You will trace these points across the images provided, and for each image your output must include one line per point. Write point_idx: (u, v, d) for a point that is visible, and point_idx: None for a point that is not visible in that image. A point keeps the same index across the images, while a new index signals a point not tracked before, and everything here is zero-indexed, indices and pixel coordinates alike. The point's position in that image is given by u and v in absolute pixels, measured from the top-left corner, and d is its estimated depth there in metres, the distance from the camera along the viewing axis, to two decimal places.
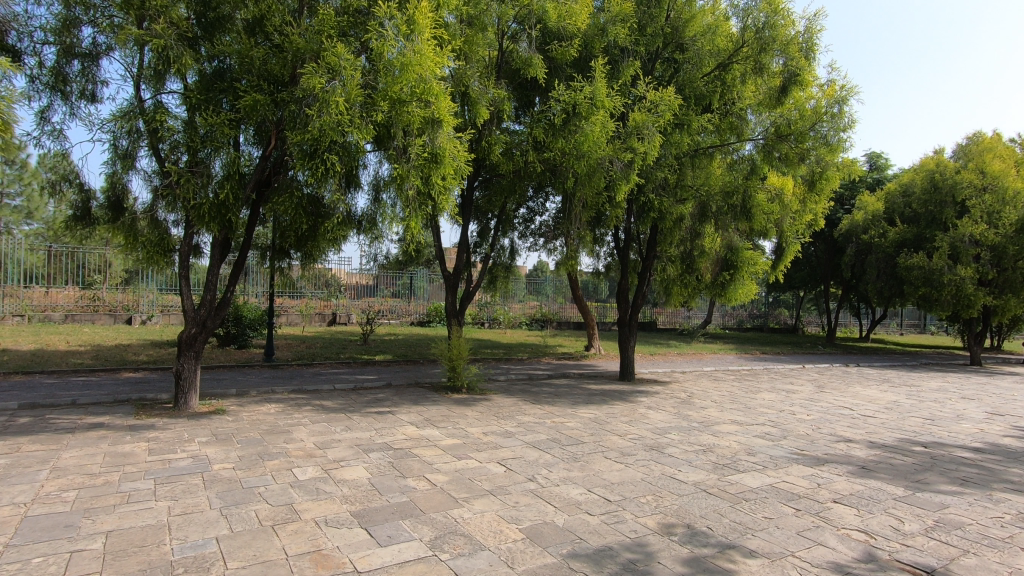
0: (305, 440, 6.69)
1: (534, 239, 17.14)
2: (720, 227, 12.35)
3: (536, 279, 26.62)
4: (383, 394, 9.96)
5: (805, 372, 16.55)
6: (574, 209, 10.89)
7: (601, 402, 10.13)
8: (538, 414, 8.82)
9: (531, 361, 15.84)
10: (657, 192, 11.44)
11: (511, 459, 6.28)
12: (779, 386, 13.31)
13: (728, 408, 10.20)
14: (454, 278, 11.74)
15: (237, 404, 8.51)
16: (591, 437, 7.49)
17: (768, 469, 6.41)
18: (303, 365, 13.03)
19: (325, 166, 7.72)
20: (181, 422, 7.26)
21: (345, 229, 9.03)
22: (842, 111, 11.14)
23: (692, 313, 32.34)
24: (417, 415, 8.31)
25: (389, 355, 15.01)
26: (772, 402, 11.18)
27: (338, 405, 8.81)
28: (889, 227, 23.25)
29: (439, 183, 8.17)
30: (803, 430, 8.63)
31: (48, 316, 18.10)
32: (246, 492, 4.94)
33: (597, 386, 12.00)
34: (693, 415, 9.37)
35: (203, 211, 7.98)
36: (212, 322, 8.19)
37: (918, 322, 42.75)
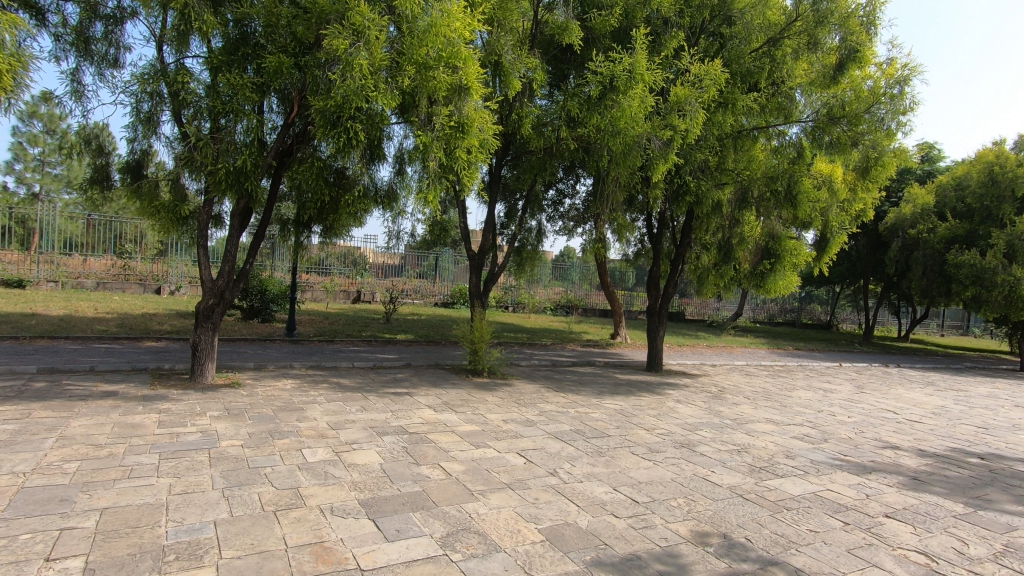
0: (318, 419, 6.44)
1: (563, 222, 16.64)
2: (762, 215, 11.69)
3: (562, 264, 26.13)
4: (402, 375, 9.69)
5: (843, 370, 15.78)
6: (607, 189, 10.35)
7: (627, 393, 9.70)
8: (561, 403, 8.44)
9: (554, 347, 15.45)
10: (695, 175, 10.83)
11: (532, 451, 5.92)
12: (815, 385, 12.65)
13: (763, 406, 9.65)
14: (479, 258, 11.34)
15: (254, 378, 8.35)
16: (616, 430, 7.07)
17: (810, 475, 5.90)
18: (324, 342, 12.90)
19: (346, 134, 7.38)
20: (194, 395, 7.10)
21: (366, 203, 8.72)
22: (903, 92, 10.35)
23: (722, 305, 31.44)
24: (435, 398, 8.02)
25: (411, 335, 14.79)
26: (809, 401, 10.57)
27: (355, 384, 8.59)
28: (940, 222, 22.02)
29: (463, 155, 7.79)
30: (845, 433, 8.05)
31: (81, 282, 18.38)
32: (251, 472, 4.68)
33: (623, 375, 11.56)
34: (725, 412, 8.86)
35: (221, 178, 7.72)
36: (230, 295, 7.98)
37: (960, 324, 40.96)
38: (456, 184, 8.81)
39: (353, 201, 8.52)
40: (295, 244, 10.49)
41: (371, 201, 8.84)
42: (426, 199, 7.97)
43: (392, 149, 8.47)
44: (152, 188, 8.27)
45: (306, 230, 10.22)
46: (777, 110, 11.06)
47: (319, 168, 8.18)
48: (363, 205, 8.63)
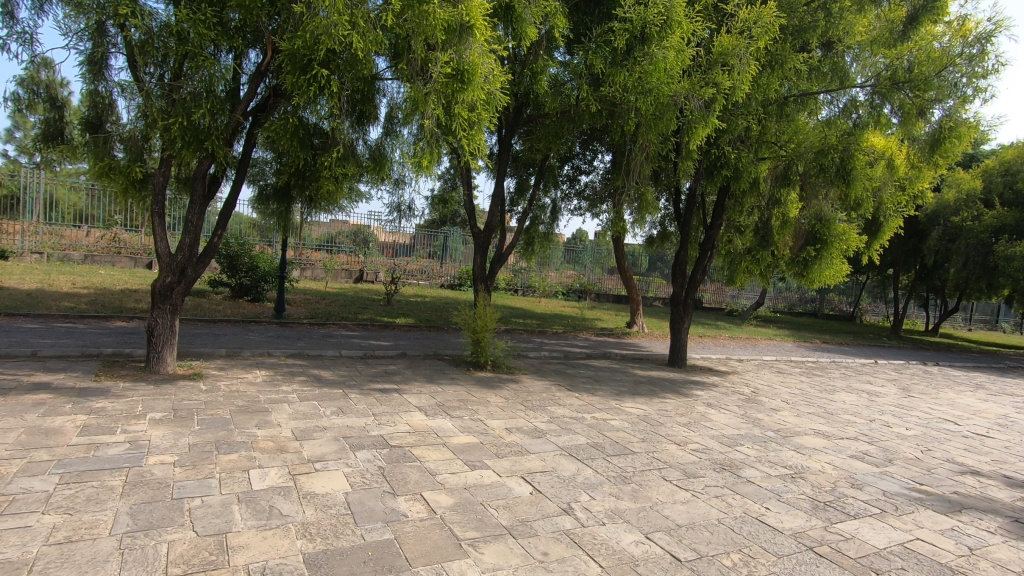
0: (282, 425, 5.32)
1: (579, 201, 15.33)
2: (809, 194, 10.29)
3: (574, 247, 24.81)
4: (395, 367, 8.54)
5: (881, 369, 14.46)
6: (633, 160, 9.06)
7: (650, 394, 8.51)
8: (574, 405, 7.28)
9: (567, 336, 14.26)
10: (733, 145, 9.50)
11: (539, 474, 4.76)
12: (857, 386, 11.36)
13: (806, 412, 8.41)
14: (485, 236, 10.08)
15: (221, 369, 7.25)
16: (642, 446, 5.88)
17: (890, 516, 4.67)
18: (315, 325, 11.84)
19: (318, 79, 6.14)
20: (143, 388, 6.02)
21: (351, 169, 7.21)
22: (984, 52, 8.95)
23: (743, 293, 30.02)
24: (429, 397, 6.89)
25: (412, 319, 13.69)
26: (855, 407, 9.29)
27: (338, 379, 7.47)
28: (986, 210, 20.34)
29: (462, 111, 6.58)
30: (911, 452, 6.79)
31: (68, 254, 17.47)
32: (171, 507, 3.56)
33: (643, 371, 10.37)
34: (765, 420, 7.65)
35: (176, 133, 6.47)
36: (191, 272, 6.85)
37: (990, 318, 39.14)
38: (458, 148, 7.64)
39: (331, 166, 7.02)
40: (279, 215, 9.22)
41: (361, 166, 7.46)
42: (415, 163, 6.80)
43: (386, 104, 7.23)
44: (106, 144, 6.97)
45: (288, 199, 8.95)
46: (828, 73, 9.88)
47: (293, 124, 6.88)
48: (347, 171, 7.04)
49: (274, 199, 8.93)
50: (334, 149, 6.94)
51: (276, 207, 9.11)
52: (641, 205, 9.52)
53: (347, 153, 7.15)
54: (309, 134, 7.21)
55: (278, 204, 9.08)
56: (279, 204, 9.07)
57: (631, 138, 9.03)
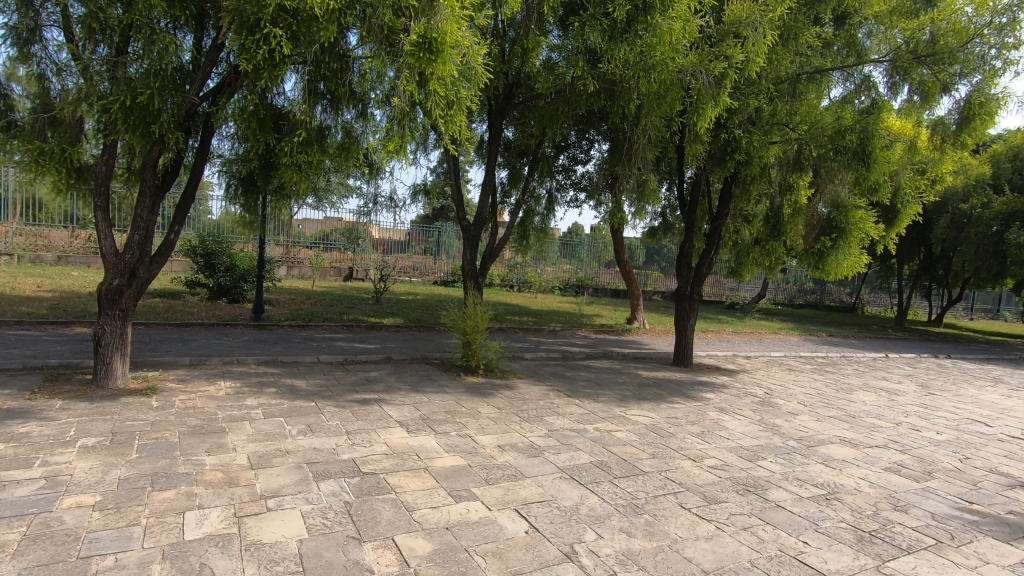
0: (238, 450, 4.59)
1: (575, 193, 14.63)
2: (825, 178, 9.57)
3: (570, 240, 24.08)
4: (377, 373, 7.81)
5: (894, 364, 13.80)
6: (636, 143, 8.29)
7: (656, 398, 7.82)
8: (574, 414, 6.58)
9: (565, 334, 13.55)
10: (743, 126, 8.80)
11: (536, 506, 4.05)
12: (874, 384, 10.69)
13: (826, 416, 7.73)
14: (474, 229, 9.32)
15: (181, 381, 6.50)
16: (653, 464, 5.17)
17: (948, 549, 3.98)
18: (296, 327, 11.10)
19: (278, 49, 5.60)
20: (84, 406, 5.28)
21: (317, 155, 6.49)
22: (1016, 20, 8.24)
23: (742, 286, 29.36)
24: (412, 409, 6.17)
25: (401, 318, 12.97)
26: (877, 408, 8.63)
27: (312, 389, 6.73)
28: (995, 196, 19.72)
29: (437, 87, 6.08)
30: (950, 462, 6.11)
31: (40, 256, 16.57)
32: (73, 571, 2.83)
33: (648, 372, 9.67)
34: (784, 427, 6.97)
35: (117, 115, 5.69)
36: (143, 273, 6.13)
37: (990, 308, 38.64)
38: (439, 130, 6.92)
39: (291, 151, 6.34)
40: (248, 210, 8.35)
41: (328, 153, 6.72)
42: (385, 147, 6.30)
43: (356, 79, 6.42)
44: (39, 127, 6.08)
45: (255, 190, 8.15)
46: (840, 48, 9.28)
47: (254, 109, 6.22)
48: (311, 158, 6.35)
49: (241, 192, 8.11)
50: (296, 133, 6.27)
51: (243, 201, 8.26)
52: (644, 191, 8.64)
53: (312, 137, 6.43)
54: (268, 119, 6.45)
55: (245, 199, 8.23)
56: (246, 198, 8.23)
57: (635, 120, 8.27)
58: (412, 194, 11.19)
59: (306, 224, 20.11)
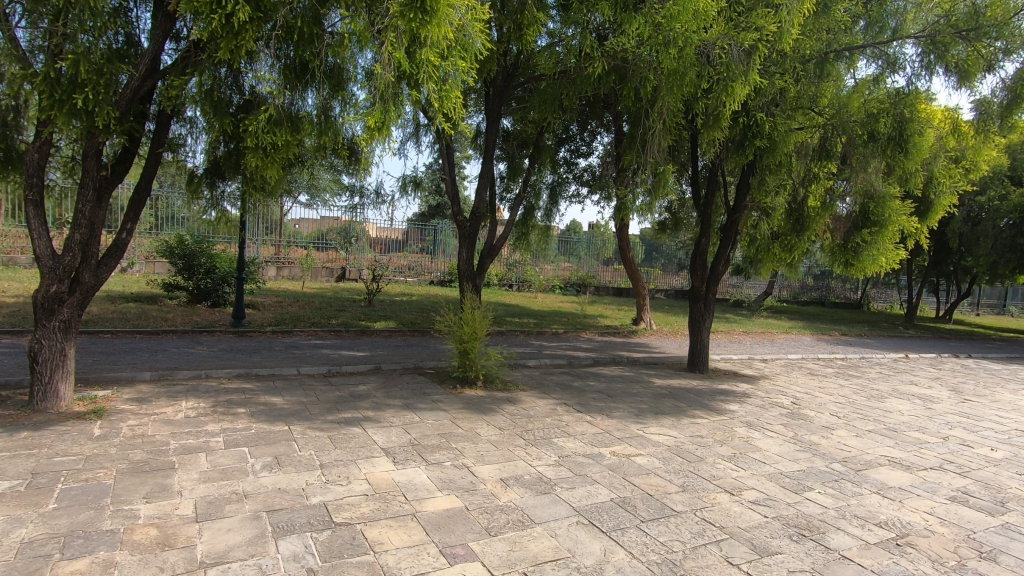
0: (184, 494, 3.76)
1: (578, 188, 13.82)
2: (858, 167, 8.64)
3: (570, 237, 23.28)
4: (364, 386, 6.99)
5: (917, 366, 13.02)
6: (652, 128, 7.43)
7: (676, 412, 7.01)
8: (587, 435, 5.77)
9: (569, 337, 12.73)
10: (767, 109, 8.03)
11: (550, 568, 3.23)
12: (904, 390, 9.90)
13: (865, 430, 6.94)
14: (471, 225, 8.49)
15: (136, 401, 5.66)
16: (685, 500, 4.35)
17: None
18: (280, 333, 10.27)
19: (242, 19, 5.03)
20: (7, 439, 4.44)
21: (288, 141, 5.80)
22: None
23: (746, 282, 28.60)
24: (400, 432, 5.35)
25: (393, 322, 12.14)
26: (917, 418, 7.84)
27: (287, 406, 5.90)
28: (1013, 188, 18.96)
29: (430, 54, 5.59)
30: (1020, 487, 5.32)
31: (14, 258, 15.64)
32: None
33: (662, 380, 8.85)
34: (823, 445, 6.17)
35: (42, 87, 4.90)
36: (88, 278, 5.31)
37: (996, 303, 37.96)
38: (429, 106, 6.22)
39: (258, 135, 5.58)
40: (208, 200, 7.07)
41: (296, 138, 5.89)
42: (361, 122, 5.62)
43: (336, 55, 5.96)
44: None
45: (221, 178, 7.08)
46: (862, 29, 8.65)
47: (216, 92, 5.69)
48: (279, 141, 5.62)
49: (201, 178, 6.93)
50: (260, 112, 5.56)
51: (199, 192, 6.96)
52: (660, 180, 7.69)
53: (282, 116, 5.75)
54: (222, 100, 5.79)
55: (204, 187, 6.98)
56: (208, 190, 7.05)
57: (649, 99, 7.45)
58: (402, 187, 10.35)
59: (302, 223, 19.35)
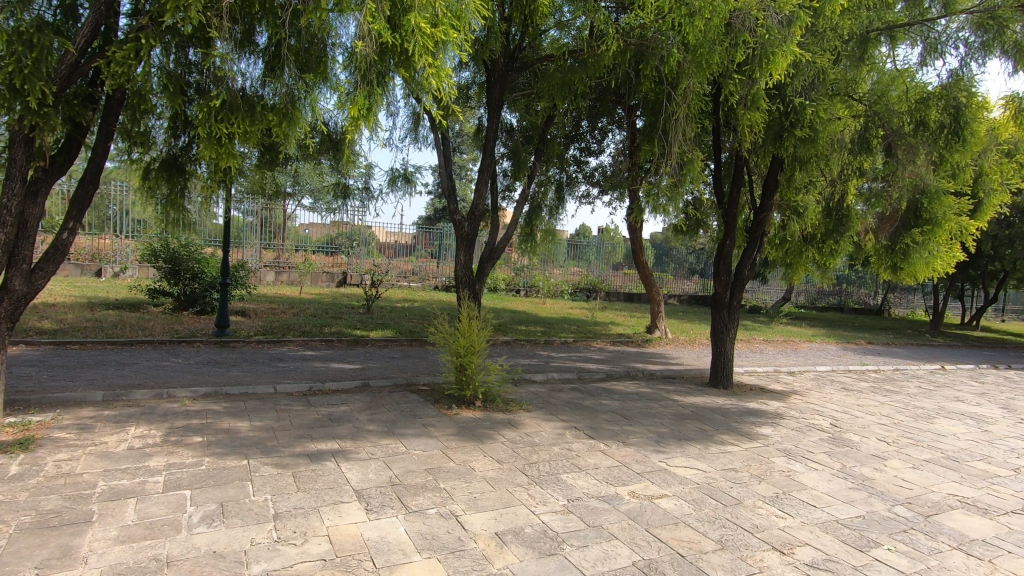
0: (89, 563, 2.96)
1: (589, 189, 13.03)
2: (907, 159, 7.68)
3: (579, 241, 22.43)
4: (346, 407, 6.17)
5: (958, 379, 11.99)
6: (675, 114, 6.62)
7: (703, 438, 6.12)
8: (601, 470, 4.90)
9: (578, 346, 11.86)
10: (804, 93, 7.24)
11: None
12: (953, 408, 8.91)
13: (924, 460, 5.99)
14: (470, 227, 7.66)
15: (76, 427, 4.88)
16: (726, 564, 3.47)
17: None
18: (266, 343, 9.50)
19: None
20: None
21: (248, 129, 5.28)
22: None
23: (763, 287, 27.57)
24: (380, 468, 4.51)
25: (391, 331, 11.35)
26: (977, 443, 6.88)
27: (253, 433, 5.10)
28: None
29: (418, 18, 4.77)
30: None
31: None
32: None
33: (683, 398, 7.95)
34: (879, 481, 5.25)
35: None
36: (18, 285, 4.67)
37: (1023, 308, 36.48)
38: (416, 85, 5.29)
39: (208, 121, 5.12)
40: (167, 200, 6.23)
41: (258, 124, 5.35)
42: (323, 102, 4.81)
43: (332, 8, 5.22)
44: None
45: (178, 173, 6.22)
46: (904, 8, 7.75)
47: (171, 72, 5.14)
48: (235, 130, 5.14)
49: (158, 174, 6.11)
50: (212, 98, 5.06)
51: (157, 189, 6.15)
52: (692, 171, 6.75)
53: (238, 101, 5.25)
54: (184, 82, 5.30)
55: (163, 183, 6.19)
56: (166, 187, 6.21)
57: (672, 81, 6.66)
58: (392, 181, 9.54)
59: (311, 227, 19.05)
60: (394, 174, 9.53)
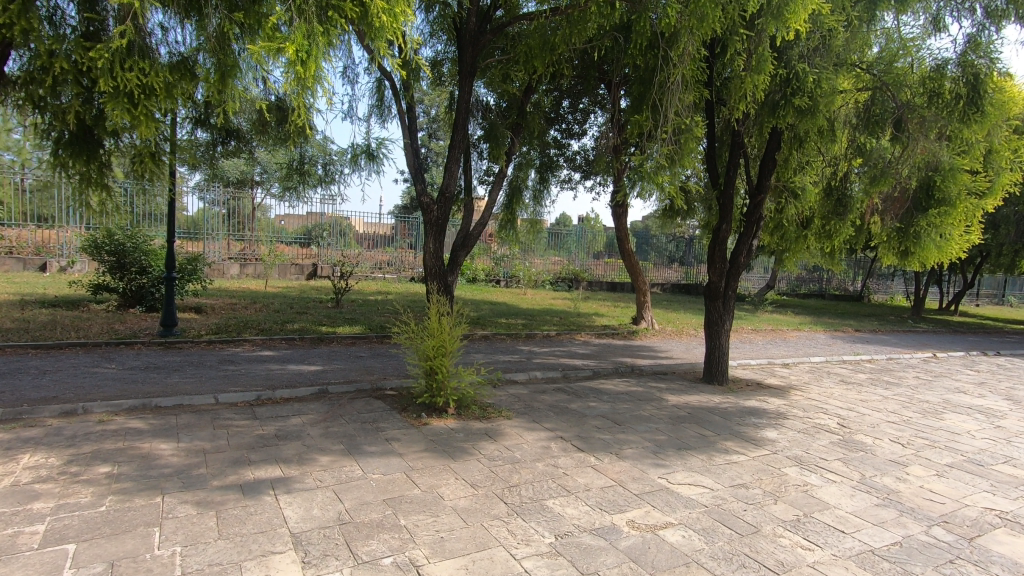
0: None
1: (570, 174, 12.28)
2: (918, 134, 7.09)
3: (560, 230, 21.69)
4: (297, 420, 5.33)
5: (953, 368, 11.57)
6: (673, 80, 5.95)
7: (705, 446, 5.43)
8: (593, 493, 4.17)
9: (562, 340, 11.13)
10: (809, 59, 6.59)
11: None
12: (959, 402, 8.40)
13: (947, 466, 5.40)
14: (441, 211, 6.84)
15: None
16: None
17: None
18: (218, 344, 8.57)
19: None
20: None
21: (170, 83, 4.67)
22: None
23: (745, 274, 27.23)
24: (326, 502, 3.70)
25: (360, 327, 10.48)
26: (996, 443, 6.33)
27: (178, 458, 4.26)
28: None
29: None
30: None
31: None
32: None
33: (678, 397, 7.28)
34: (906, 495, 4.62)
35: None
36: None
37: (997, 292, 36.89)
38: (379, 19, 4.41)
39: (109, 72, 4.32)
40: (84, 180, 5.31)
41: (181, 82, 4.82)
42: (264, 46, 4.14)
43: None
44: None
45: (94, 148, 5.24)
46: None
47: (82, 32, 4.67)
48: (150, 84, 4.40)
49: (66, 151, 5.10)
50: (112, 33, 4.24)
51: (69, 169, 5.21)
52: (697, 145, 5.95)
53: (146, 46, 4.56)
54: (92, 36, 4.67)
55: (72, 160, 5.15)
56: (82, 166, 5.22)
57: (669, 39, 6.10)
58: (352, 160, 8.65)
59: (288, 218, 18.09)
60: (354, 152, 8.64)
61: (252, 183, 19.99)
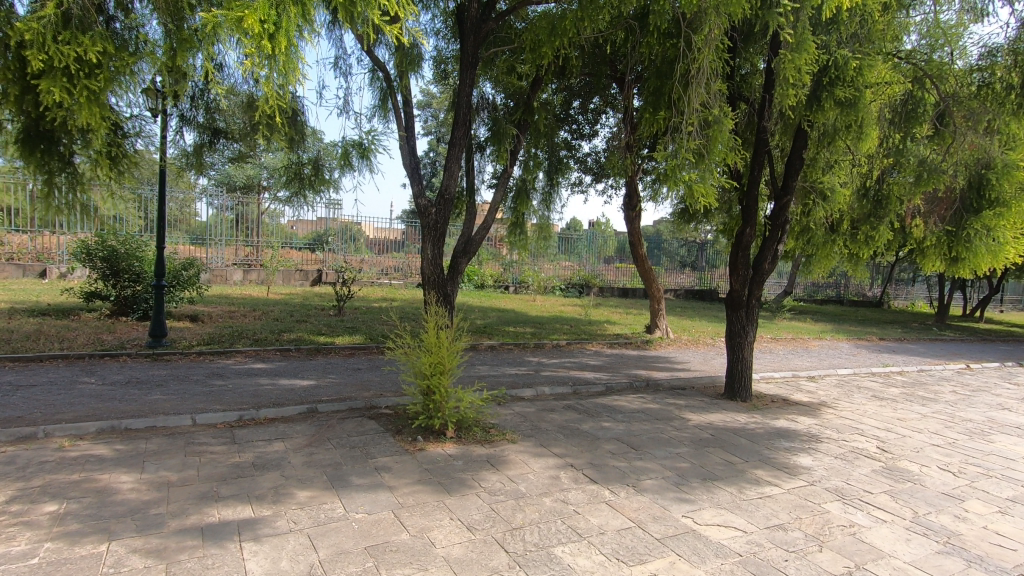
0: None
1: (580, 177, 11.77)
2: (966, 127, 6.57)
3: (569, 234, 21.11)
4: (279, 445, 4.82)
5: (991, 381, 10.84)
6: (700, 65, 5.43)
7: (734, 476, 4.83)
8: (608, 538, 3.60)
9: (572, 351, 10.57)
10: (847, 45, 6.07)
11: None
12: (1005, 420, 7.72)
13: (1009, 501, 4.76)
14: (442, 213, 6.36)
15: None
16: None
17: None
18: (208, 356, 8.10)
19: None
20: None
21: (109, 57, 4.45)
22: None
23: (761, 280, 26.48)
24: (296, 552, 3.18)
25: (360, 337, 9.98)
26: None
27: (137, 494, 3.76)
28: None
29: None
30: None
31: None
32: None
33: (699, 416, 6.68)
34: (970, 539, 4.00)
35: None
36: None
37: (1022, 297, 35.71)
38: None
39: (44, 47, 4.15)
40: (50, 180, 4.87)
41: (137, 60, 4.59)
42: (228, 16, 3.86)
43: None
44: None
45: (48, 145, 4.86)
46: None
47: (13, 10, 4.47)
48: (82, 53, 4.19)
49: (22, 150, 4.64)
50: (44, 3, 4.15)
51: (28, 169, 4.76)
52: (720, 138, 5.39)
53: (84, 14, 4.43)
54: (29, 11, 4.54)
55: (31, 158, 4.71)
56: None
57: (691, 22, 5.64)
58: (348, 160, 8.18)
59: (300, 226, 17.54)
60: (348, 153, 8.18)
61: (258, 188, 19.68)
